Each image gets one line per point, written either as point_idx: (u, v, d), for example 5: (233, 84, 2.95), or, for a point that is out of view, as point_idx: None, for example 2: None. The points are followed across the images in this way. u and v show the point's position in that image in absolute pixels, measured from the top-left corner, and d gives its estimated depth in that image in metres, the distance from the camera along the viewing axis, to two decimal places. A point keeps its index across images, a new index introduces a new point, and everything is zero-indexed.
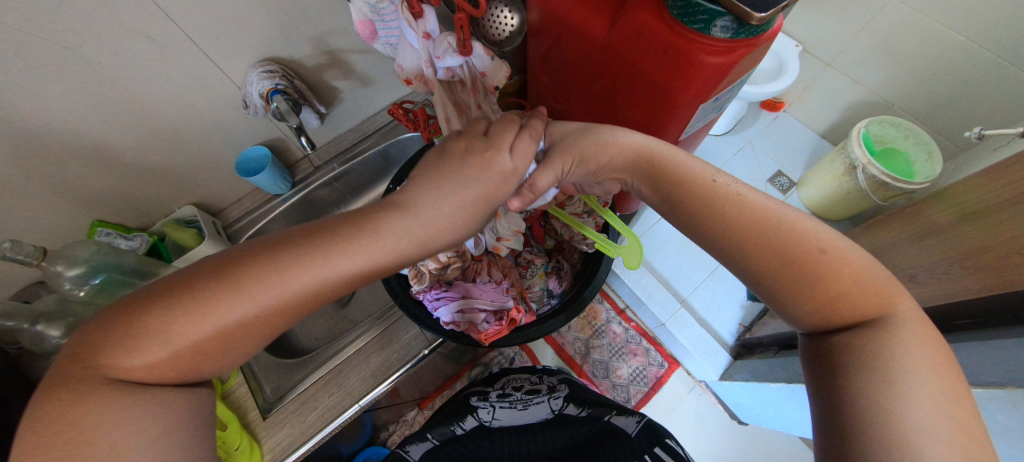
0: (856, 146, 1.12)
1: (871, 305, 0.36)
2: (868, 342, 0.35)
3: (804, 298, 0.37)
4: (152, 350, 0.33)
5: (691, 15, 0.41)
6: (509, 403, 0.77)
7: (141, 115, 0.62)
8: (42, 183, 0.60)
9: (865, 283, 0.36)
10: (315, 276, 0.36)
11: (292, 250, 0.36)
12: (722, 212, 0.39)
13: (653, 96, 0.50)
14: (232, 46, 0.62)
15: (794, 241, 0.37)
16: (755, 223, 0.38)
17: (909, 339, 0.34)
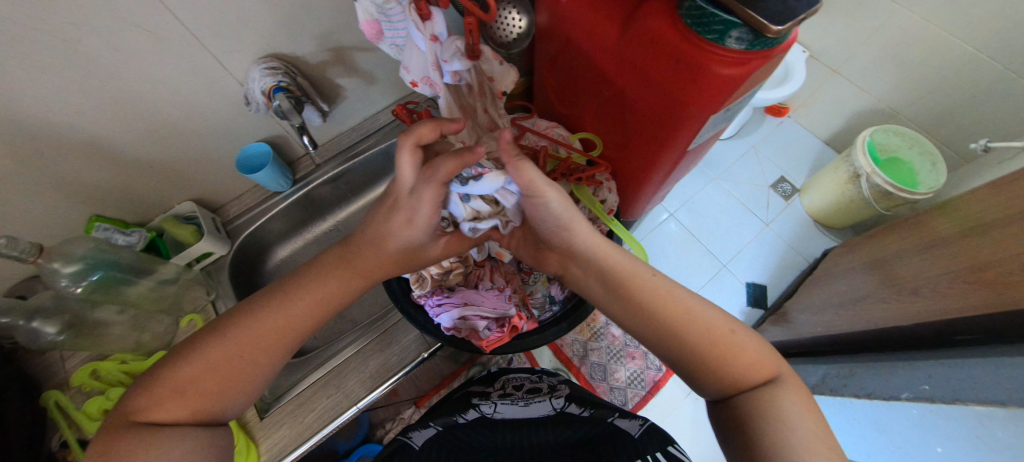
0: (860, 154, 1.11)
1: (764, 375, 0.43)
2: (765, 407, 0.41)
3: (710, 373, 0.43)
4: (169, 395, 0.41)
5: (705, 25, 0.41)
6: (511, 401, 0.76)
7: (140, 109, 0.61)
8: (39, 176, 0.59)
9: (757, 356, 0.43)
10: (291, 307, 0.46)
11: (265, 299, 0.46)
12: (643, 298, 0.45)
13: (662, 105, 0.50)
14: (234, 42, 0.61)
15: (698, 321, 0.44)
16: (669, 305, 0.45)
17: (793, 397, 0.41)
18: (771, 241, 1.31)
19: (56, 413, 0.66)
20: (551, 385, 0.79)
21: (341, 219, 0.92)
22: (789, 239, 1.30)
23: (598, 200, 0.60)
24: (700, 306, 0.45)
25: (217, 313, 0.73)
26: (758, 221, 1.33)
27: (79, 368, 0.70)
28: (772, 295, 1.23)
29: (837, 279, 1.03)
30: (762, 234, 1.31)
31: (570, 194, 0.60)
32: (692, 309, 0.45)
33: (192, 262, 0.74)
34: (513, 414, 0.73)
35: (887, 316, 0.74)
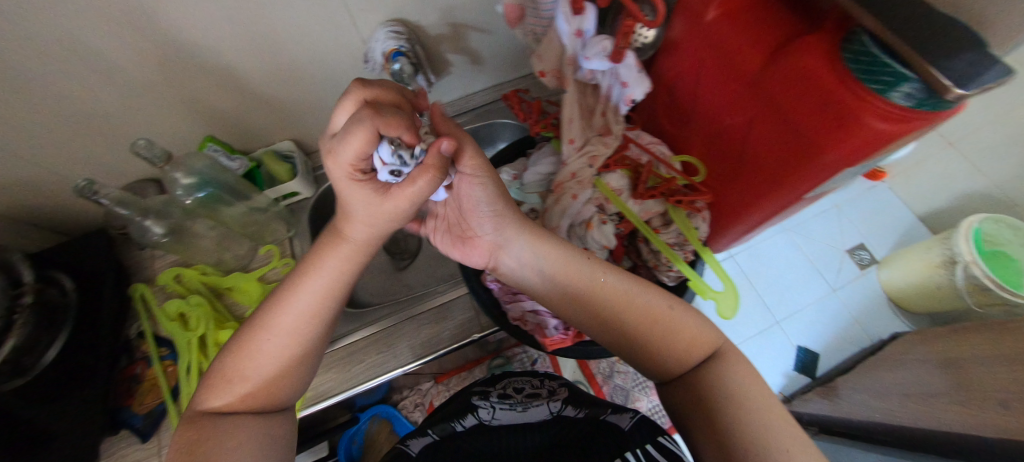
0: (963, 240, 1.02)
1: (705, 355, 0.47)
2: (710, 385, 0.45)
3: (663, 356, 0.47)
4: (223, 388, 0.45)
5: (873, 73, 0.39)
6: (510, 405, 0.65)
7: (274, 49, 0.64)
8: (176, 93, 0.64)
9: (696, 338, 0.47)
10: (303, 304, 0.46)
11: (271, 301, 0.47)
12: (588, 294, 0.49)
13: (792, 146, 0.47)
14: (370, 2, 0.63)
15: (644, 314, 0.47)
16: (618, 299, 0.48)
17: (734, 367, 0.45)
18: (835, 309, 1.21)
19: (140, 305, 0.73)
20: (550, 389, 0.68)
21: None
22: (854, 311, 1.21)
23: (692, 227, 0.57)
24: (641, 295, 0.48)
25: (291, 250, 0.77)
26: (824, 285, 1.23)
27: (165, 269, 0.76)
28: (823, 366, 1.16)
29: (906, 367, 0.95)
30: (825, 299, 1.22)
31: (663, 213, 0.58)
32: (636, 304, 0.48)
33: (279, 199, 0.78)
34: (514, 421, 0.63)
35: (955, 418, 0.75)
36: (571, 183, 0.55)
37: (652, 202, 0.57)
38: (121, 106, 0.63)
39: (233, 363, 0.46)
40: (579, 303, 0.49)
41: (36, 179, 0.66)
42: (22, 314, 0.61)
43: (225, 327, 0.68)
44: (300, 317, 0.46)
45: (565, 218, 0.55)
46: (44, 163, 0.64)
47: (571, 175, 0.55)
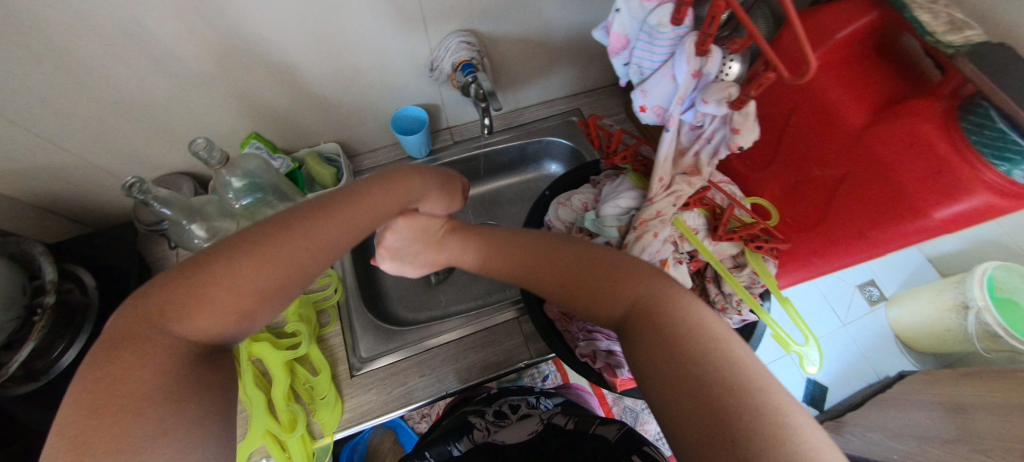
0: (977, 286, 0.99)
1: (680, 325, 0.36)
2: (669, 354, 0.35)
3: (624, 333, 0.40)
4: (202, 303, 0.34)
5: (997, 149, 0.38)
6: (502, 424, 0.64)
7: (340, 50, 0.61)
8: (227, 88, 0.60)
9: (664, 303, 0.38)
10: (332, 231, 0.40)
11: (288, 218, 0.38)
12: (552, 277, 0.47)
13: (886, 202, 0.47)
14: (446, 9, 0.60)
15: (587, 278, 0.44)
16: (567, 271, 0.46)
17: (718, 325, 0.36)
18: (845, 344, 1.18)
19: None
20: (546, 409, 0.66)
21: None
22: (864, 347, 1.18)
23: (768, 271, 0.56)
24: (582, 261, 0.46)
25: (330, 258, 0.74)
26: (836, 320, 1.19)
27: None
28: (833, 400, 1.13)
29: (918, 409, 0.97)
30: (836, 333, 1.18)
31: (736, 255, 0.58)
32: (589, 269, 0.44)
33: None
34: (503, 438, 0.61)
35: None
36: (655, 221, 0.53)
37: (727, 243, 0.57)
38: (169, 98, 0.58)
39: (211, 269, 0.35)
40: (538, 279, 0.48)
41: (68, 168, 0.60)
42: (44, 313, 0.54)
43: (259, 340, 0.63)
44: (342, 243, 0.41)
45: (645, 256, 0.53)
46: (79, 153, 0.59)
47: (656, 213, 0.53)
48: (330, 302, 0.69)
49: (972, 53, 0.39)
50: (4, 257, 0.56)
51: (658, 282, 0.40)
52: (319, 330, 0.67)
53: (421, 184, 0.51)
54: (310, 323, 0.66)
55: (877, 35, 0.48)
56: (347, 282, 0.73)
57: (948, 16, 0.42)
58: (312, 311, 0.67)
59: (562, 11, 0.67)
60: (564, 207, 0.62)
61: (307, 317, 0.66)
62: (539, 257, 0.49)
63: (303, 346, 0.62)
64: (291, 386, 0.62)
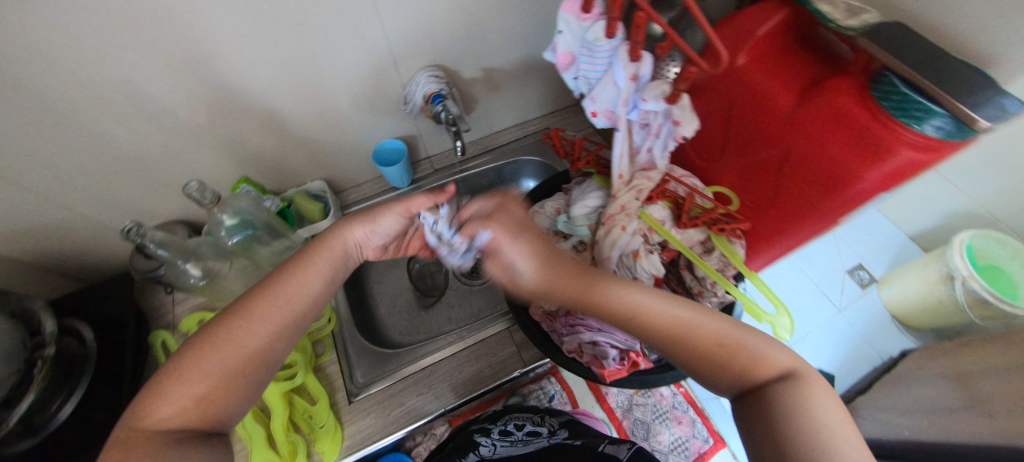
0: (958, 256, 1.00)
1: (773, 368, 0.44)
2: (776, 399, 0.42)
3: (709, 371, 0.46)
4: (165, 396, 0.42)
5: (903, 111, 0.43)
6: (509, 443, 0.65)
7: (319, 93, 0.66)
8: (217, 136, 0.65)
9: (757, 348, 0.45)
10: (270, 314, 0.48)
11: (228, 317, 0.47)
12: (643, 319, 0.47)
13: (826, 172, 0.51)
14: (414, 49, 0.67)
15: (708, 328, 0.46)
16: (663, 318, 0.47)
17: (811, 387, 0.43)
18: (842, 329, 1.19)
19: (160, 352, 0.68)
20: (552, 426, 0.67)
21: None
22: (862, 330, 1.19)
23: (735, 252, 0.59)
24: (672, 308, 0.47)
25: None
26: (831, 306, 1.21)
27: (189, 314, 0.72)
28: (840, 388, 1.13)
29: (923, 384, 0.96)
30: (834, 320, 1.19)
31: (703, 241, 0.61)
32: (684, 316, 0.47)
33: (311, 238, 0.75)
34: None
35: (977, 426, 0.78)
36: (621, 215, 0.58)
37: (693, 231, 0.60)
38: (164, 149, 0.62)
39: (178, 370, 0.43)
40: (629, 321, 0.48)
41: (71, 223, 0.64)
42: (44, 364, 0.56)
43: None
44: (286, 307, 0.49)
45: (617, 248, 0.57)
46: (80, 207, 0.63)
47: (621, 207, 0.58)
48: (324, 332, 0.71)
49: (869, 34, 0.45)
50: (6, 314, 0.58)
51: (758, 345, 0.46)
52: (315, 360, 0.69)
53: (340, 224, 0.57)
54: (306, 354, 0.67)
55: (794, 28, 0.54)
56: (340, 312, 0.74)
57: (846, 6, 0.49)
58: (307, 341, 0.68)
59: (520, 40, 0.74)
60: (539, 214, 0.66)
61: (301, 347, 0.67)
62: (638, 307, 0.48)
63: (300, 376, 0.64)
64: (290, 416, 0.63)
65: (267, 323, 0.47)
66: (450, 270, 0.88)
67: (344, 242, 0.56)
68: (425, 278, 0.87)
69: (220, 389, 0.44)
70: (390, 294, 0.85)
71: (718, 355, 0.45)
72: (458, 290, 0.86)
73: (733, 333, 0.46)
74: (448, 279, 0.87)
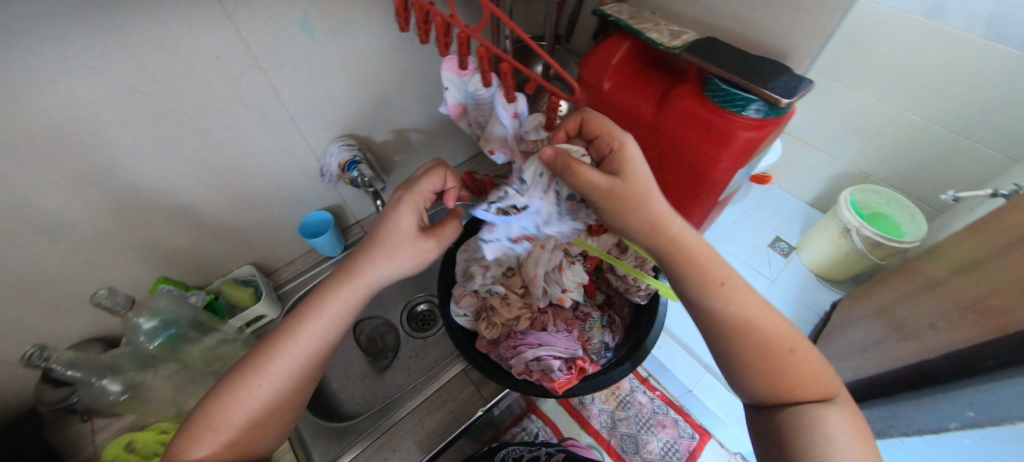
0: (846, 211, 1.21)
1: (817, 392, 0.46)
2: (802, 415, 0.45)
3: (747, 366, 0.47)
4: (203, 441, 0.42)
5: (730, 102, 0.53)
6: None
7: (232, 179, 0.67)
8: (128, 241, 0.63)
9: (815, 370, 0.47)
10: (289, 359, 0.46)
11: (247, 364, 0.46)
12: (711, 289, 0.49)
13: (694, 162, 0.59)
14: (322, 124, 0.71)
15: (777, 326, 0.48)
16: (743, 297, 0.49)
17: (841, 418, 0.45)
18: (779, 297, 1.35)
19: None
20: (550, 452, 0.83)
21: None
22: (797, 294, 1.35)
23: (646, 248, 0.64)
24: (762, 305, 0.49)
25: None
26: (764, 278, 1.38)
27: (114, 439, 0.65)
28: None
29: (854, 327, 1.07)
30: (770, 290, 1.35)
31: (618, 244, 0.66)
32: (760, 304, 0.49)
33: (244, 326, 0.74)
34: None
35: (902, 351, 0.87)
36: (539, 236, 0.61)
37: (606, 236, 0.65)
38: (66, 266, 0.59)
39: (220, 410, 0.44)
40: (699, 282, 0.49)
41: None
42: None
43: None
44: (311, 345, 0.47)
45: (541, 266, 0.61)
46: None
47: None
48: None
49: (688, 50, 0.56)
50: None
51: (813, 370, 0.47)
52: None
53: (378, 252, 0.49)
54: None
55: (640, 52, 0.63)
56: None
57: (669, 31, 0.59)
58: None
59: (423, 99, 0.80)
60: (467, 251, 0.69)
61: None
62: (727, 280, 0.49)
63: None
64: None
65: (289, 365, 0.46)
66: (400, 327, 0.88)
67: (365, 282, 0.49)
68: (375, 342, 0.86)
69: (253, 431, 0.44)
70: (340, 365, 0.81)
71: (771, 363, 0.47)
72: (411, 346, 0.85)
73: (798, 345, 0.48)
74: (398, 337, 0.86)
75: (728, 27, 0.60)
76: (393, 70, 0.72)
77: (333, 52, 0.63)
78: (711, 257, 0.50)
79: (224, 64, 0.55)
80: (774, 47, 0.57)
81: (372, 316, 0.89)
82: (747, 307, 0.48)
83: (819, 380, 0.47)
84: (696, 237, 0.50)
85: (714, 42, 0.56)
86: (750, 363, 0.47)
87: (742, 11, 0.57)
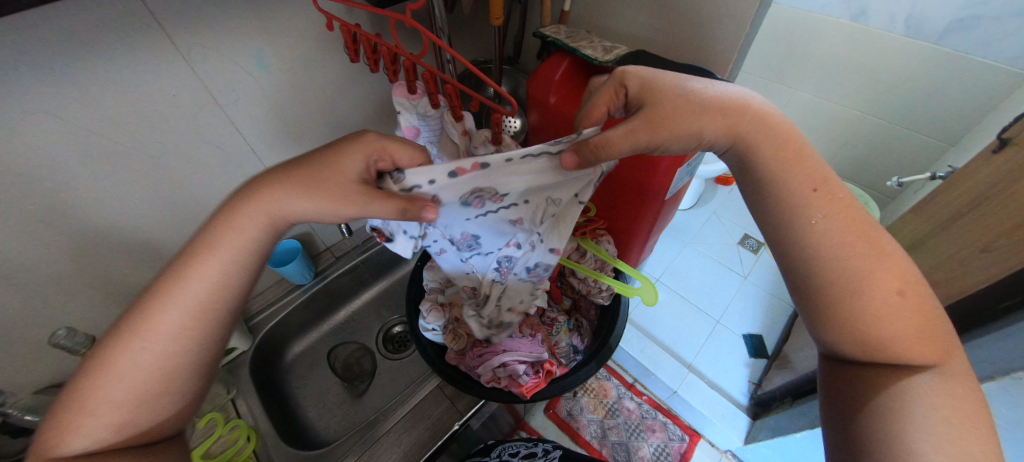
0: None
1: (922, 351, 0.38)
2: (892, 381, 0.38)
3: (839, 306, 0.40)
4: (89, 392, 0.35)
5: None
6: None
7: (193, 213, 0.68)
8: (87, 282, 0.63)
9: (924, 322, 0.39)
10: (179, 305, 0.37)
11: (129, 320, 0.37)
12: (805, 200, 0.42)
13: (638, 166, 0.63)
14: (284, 154, 0.73)
15: (891, 254, 0.40)
16: (844, 212, 0.41)
17: (940, 390, 0.37)
18: (753, 292, 1.39)
19: None
20: (544, 448, 0.85)
21: (353, 309, 0.94)
22: (769, 288, 1.40)
23: (603, 249, 0.68)
24: (874, 235, 0.41)
25: (236, 412, 0.71)
26: (736, 275, 1.44)
27: None
28: (771, 344, 1.25)
29: None
30: (743, 287, 1.40)
31: (577, 247, 0.69)
32: (865, 220, 0.41)
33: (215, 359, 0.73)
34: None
35: None
36: None
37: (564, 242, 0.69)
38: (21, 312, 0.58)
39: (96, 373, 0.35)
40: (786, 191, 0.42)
41: None
42: None
43: None
44: (207, 287, 0.38)
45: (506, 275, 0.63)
46: None
47: None
48: (244, 455, 0.64)
49: (619, 64, 0.60)
50: None
51: (917, 332, 0.39)
52: None
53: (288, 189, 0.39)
54: None
55: (582, 66, 0.67)
56: (261, 430, 0.69)
57: (602, 46, 0.64)
58: None
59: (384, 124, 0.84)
60: (433, 267, 0.70)
61: None
62: (824, 192, 0.42)
63: None
64: None
65: (180, 304, 0.37)
66: (376, 350, 0.88)
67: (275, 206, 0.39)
68: (351, 366, 0.86)
69: (145, 396, 0.36)
70: (317, 393, 0.81)
71: (864, 303, 0.39)
72: (389, 367, 0.86)
73: (908, 288, 0.39)
74: (375, 360, 0.87)
75: (655, 40, 0.65)
76: (349, 97, 0.75)
77: (288, 84, 0.66)
78: (805, 168, 0.43)
79: (179, 100, 0.57)
80: (696, 54, 0.62)
81: (346, 340, 0.90)
82: (847, 217, 0.41)
83: (923, 343, 0.38)
84: (785, 140, 0.43)
85: (642, 54, 0.61)
86: (831, 301, 0.40)
87: (665, 23, 0.62)
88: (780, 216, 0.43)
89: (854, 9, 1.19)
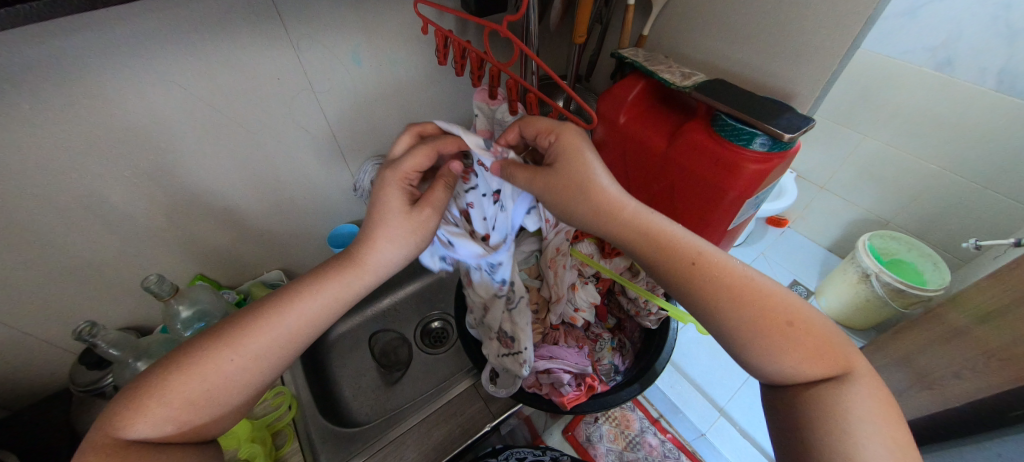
0: (864, 256, 1.25)
1: (825, 365, 0.41)
2: (811, 400, 0.41)
3: (745, 352, 0.42)
4: (161, 406, 0.39)
5: (735, 136, 0.57)
6: None
7: (275, 188, 0.73)
8: (175, 239, 0.68)
9: (818, 337, 0.42)
10: (285, 324, 0.44)
11: (195, 351, 0.42)
12: (679, 263, 0.45)
13: (704, 191, 0.63)
14: (361, 145, 0.78)
15: (771, 296, 0.43)
16: (722, 273, 0.44)
17: (860, 397, 0.40)
18: None
19: None
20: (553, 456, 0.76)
21: (397, 299, 0.97)
22: None
23: None
24: (761, 278, 0.44)
25: (282, 380, 0.74)
26: None
27: None
28: None
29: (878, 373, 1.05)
30: None
31: (631, 266, 0.69)
32: (762, 288, 0.43)
33: None
34: None
35: (928, 402, 0.86)
36: (559, 256, 0.62)
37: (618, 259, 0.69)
38: (116, 258, 0.64)
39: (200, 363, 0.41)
40: (671, 279, 0.45)
41: (9, 349, 0.61)
42: None
43: None
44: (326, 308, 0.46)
45: (560, 286, 0.63)
46: (22, 327, 0.61)
47: (556, 250, 0.62)
48: (284, 421, 0.67)
49: (698, 90, 0.60)
50: None
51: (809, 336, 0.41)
52: (275, 453, 0.64)
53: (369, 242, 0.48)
54: (266, 445, 0.63)
55: (656, 90, 0.68)
56: (303, 399, 0.72)
57: (680, 71, 0.64)
58: (267, 432, 0.64)
59: (453, 125, 0.88)
60: None
61: (262, 438, 0.63)
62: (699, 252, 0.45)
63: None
64: None
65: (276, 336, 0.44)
66: (414, 341, 0.90)
67: (374, 266, 0.48)
68: (388, 354, 0.88)
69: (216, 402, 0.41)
70: (355, 375, 0.85)
71: (753, 338, 0.42)
72: (424, 360, 0.87)
73: (788, 316, 0.42)
74: (412, 351, 0.89)
75: (734, 70, 0.66)
76: (426, 98, 0.79)
77: (375, 79, 0.70)
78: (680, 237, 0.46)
79: (281, 83, 0.62)
80: (777, 89, 0.62)
81: (387, 328, 0.93)
82: (730, 272, 0.44)
83: (829, 353, 0.41)
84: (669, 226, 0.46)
85: (720, 83, 0.61)
86: (748, 346, 0.42)
87: (749, 56, 0.62)
88: (682, 289, 0.45)
89: (940, 58, 1.18)
